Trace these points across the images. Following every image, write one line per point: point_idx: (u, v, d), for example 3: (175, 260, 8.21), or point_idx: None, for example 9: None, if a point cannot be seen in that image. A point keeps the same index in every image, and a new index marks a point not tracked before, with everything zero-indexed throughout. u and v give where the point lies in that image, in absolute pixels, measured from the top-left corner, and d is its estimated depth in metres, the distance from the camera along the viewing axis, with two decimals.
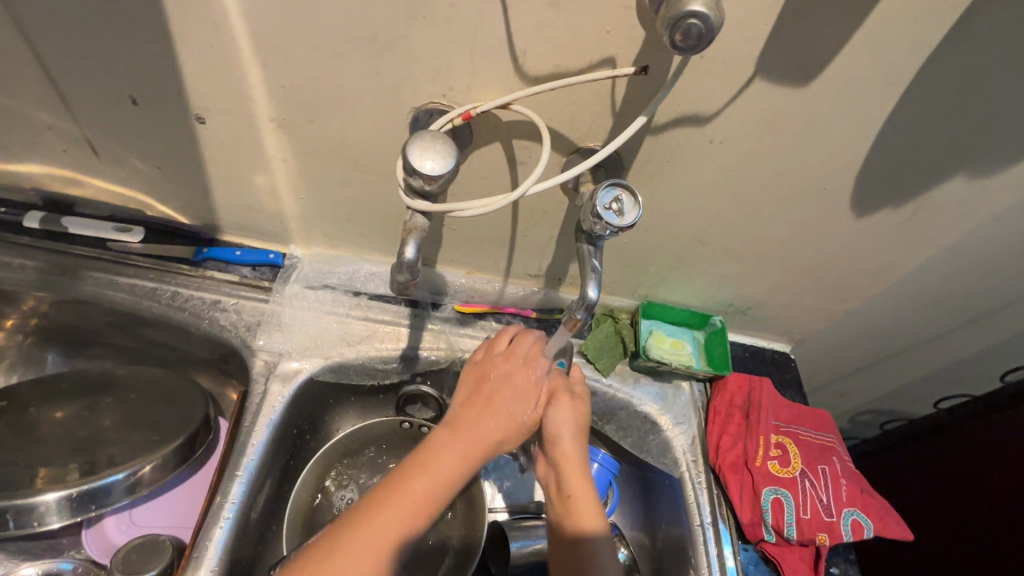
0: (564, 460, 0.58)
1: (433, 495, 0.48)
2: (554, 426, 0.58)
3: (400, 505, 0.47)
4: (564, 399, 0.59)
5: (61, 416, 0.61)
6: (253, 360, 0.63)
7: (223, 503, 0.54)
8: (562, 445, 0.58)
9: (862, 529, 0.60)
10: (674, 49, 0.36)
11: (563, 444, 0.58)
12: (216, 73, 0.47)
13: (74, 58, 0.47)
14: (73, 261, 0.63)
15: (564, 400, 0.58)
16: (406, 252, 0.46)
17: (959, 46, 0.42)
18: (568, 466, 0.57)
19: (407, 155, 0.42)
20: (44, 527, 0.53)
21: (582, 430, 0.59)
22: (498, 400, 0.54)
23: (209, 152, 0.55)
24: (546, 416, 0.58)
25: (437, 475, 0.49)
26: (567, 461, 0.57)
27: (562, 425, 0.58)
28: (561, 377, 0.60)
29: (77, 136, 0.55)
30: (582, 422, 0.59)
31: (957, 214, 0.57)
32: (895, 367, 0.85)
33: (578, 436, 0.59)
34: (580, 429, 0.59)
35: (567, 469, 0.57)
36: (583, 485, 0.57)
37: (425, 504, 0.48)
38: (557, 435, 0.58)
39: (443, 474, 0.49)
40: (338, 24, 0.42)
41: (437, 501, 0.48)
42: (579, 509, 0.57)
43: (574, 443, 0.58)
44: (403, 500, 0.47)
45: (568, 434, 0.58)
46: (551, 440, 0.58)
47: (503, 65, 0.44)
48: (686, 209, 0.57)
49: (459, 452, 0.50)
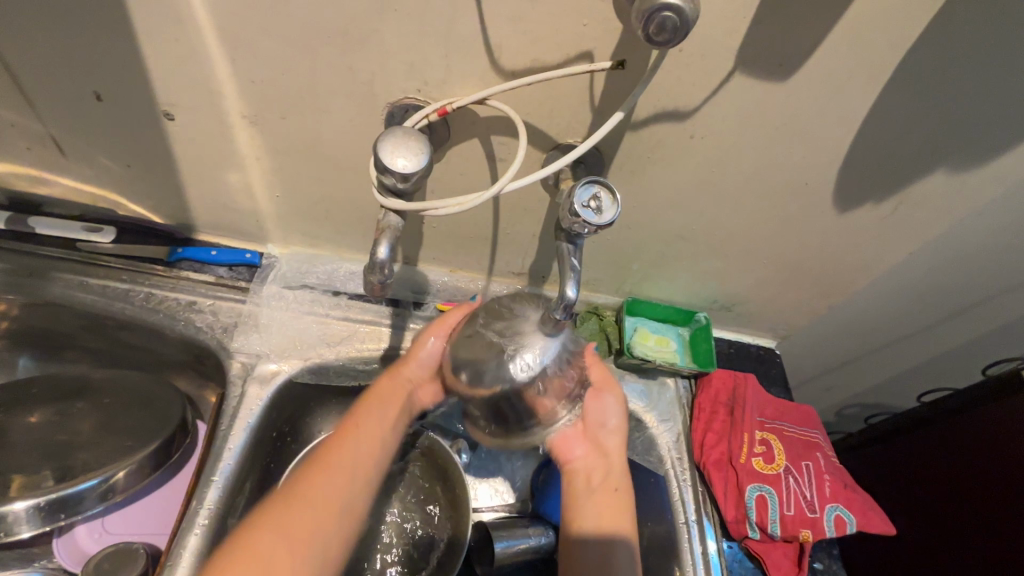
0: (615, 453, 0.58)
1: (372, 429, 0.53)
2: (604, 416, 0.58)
3: (355, 438, 0.52)
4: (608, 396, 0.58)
5: (32, 421, 0.59)
6: (230, 362, 0.61)
7: (199, 509, 0.53)
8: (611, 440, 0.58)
9: (845, 524, 0.60)
10: (649, 42, 0.35)
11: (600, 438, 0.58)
12: (182, 68, 0.45)
13: (35, 53, 0.45)
14: (42, 262, 0.61)
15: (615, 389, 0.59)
16: (380, 252, 0.45)
17: (938, 41, 0.42)
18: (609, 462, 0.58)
19: (378, 152, 0.41)
20: (12, 537, 0.51)
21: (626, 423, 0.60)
22: (394, 374, 0.57)
23: (179, 149, 0.53)
24: (596, 407, 0.58)
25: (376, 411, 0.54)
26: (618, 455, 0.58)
27: (615, 418, 0.58)
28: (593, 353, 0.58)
29: (42, 133, 0.53)
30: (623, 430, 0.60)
31: (937, 209, 0.57)
32: (879, 361, 0.85)
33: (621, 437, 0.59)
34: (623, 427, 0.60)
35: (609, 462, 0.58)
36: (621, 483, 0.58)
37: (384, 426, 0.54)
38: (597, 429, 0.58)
39: (382, 409, 0.55)
40: (307, 17, 0.41)
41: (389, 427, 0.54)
42: (615, 498, 0.57)
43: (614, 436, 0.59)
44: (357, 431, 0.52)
45: (615, 428, 0.59)
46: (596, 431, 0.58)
47: (478, 59, 0.43)
48: (668, 205, 0.57)
49: (390, 401, 0.55)
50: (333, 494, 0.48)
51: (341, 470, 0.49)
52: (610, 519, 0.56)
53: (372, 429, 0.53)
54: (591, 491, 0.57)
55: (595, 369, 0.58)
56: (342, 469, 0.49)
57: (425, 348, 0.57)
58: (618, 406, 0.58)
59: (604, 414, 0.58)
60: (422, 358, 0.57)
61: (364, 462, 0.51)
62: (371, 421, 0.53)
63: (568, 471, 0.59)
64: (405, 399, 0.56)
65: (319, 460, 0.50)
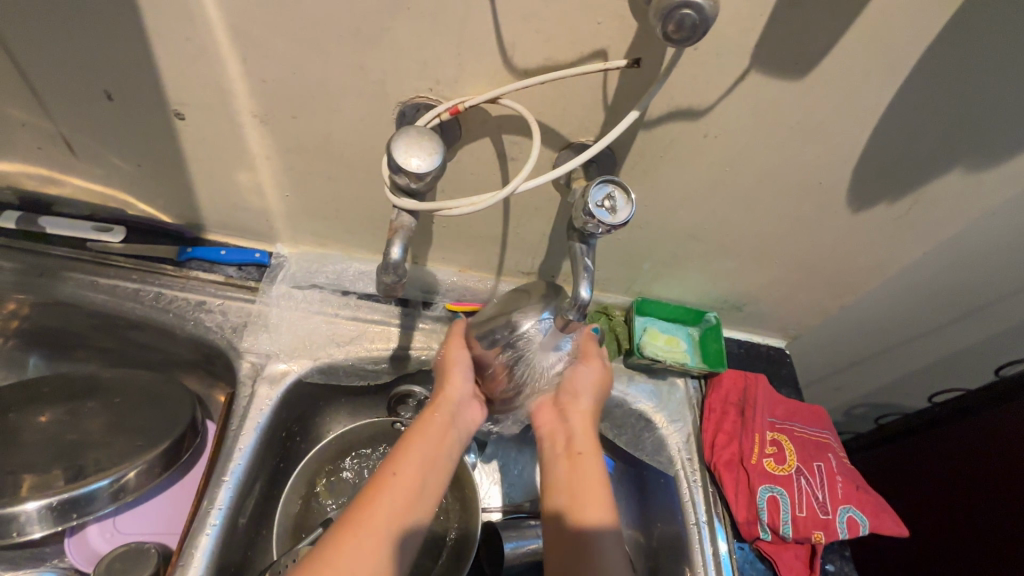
0: (578, 416, 0.58)
1: (423, 457, 0.52)
2: (578, 384, 0.58)
3: (398, 493, 0.48)
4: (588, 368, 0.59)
5: (43, 420, 0.59)
6: (240, 361, 0.61)
7: (209, 509, 0.53)
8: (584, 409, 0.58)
9: (857, 526, 0.59)
10: (667, 40, 0.35)
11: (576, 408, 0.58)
12: (193, 67, 0.45)
13: (46, 52, 0.45)
14: (52, 262, 0.61)
15: (595, 360, 0.59)
16: (393, 252, 0.45)
17: (958, 38, 0.41)
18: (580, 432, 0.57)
19: (392, 152, 0.40)
20: (24, 537, 0.52)
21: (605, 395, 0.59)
22: (438, 397, 0.56)
23: (190, 148, 0.53)
24: (574, 372, 0.58)
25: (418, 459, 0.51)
26: (582, 418, 0.58)
27: (589, 383, 0.58)
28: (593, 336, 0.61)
29: (53, 132, 0.53)
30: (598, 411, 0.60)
31: (953, 209, 0.56)
32: (890, 361, 0.85)
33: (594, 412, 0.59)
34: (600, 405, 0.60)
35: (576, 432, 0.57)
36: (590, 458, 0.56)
37: (435, 453, 0.53)
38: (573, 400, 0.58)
39: (431, 436, 0.53)
40: (319, 16, 0.41)
41: (440, 452, 0.53)
42: (584, 470, 0.55)
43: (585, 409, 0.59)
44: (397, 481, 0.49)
45: (588, 395, 0.58)
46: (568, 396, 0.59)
47: (491, 58, 0.42)
48: (680, 205, 0.56)
49: (437, 425, 0.54)
50: (388, 528, 0.46)
51: (394, 503, 0.48)
52: (581, 507, 0.53)
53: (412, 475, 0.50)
54: (558, 457, 0.57)
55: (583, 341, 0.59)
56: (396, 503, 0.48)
57: (456, 364, 0.57)
58: (593, 373, 0.58)
59: (582, 382, 0.58)
60: (459, 377, 0.57)
61: (404, 517, 0.48)
62: (412, 469, 0.50)
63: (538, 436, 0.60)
64: (453, 418, 0.56)
65: (374, 493, 0.48)
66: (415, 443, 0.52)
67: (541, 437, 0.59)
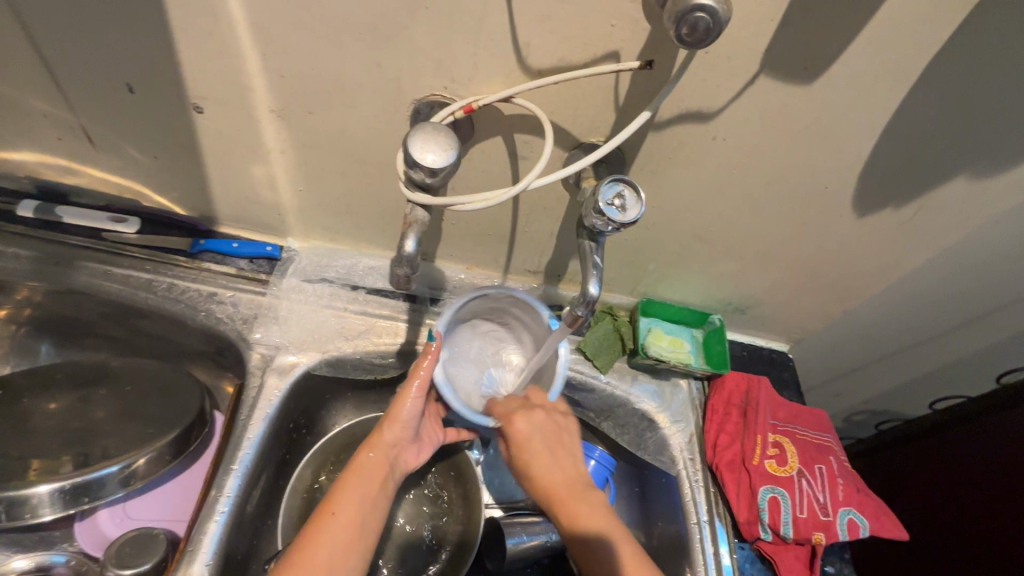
0: (543, 434, 0.57)
1: (363, 491, 0.52)
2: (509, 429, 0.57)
3: (337, 526, 0.49)
4: (522, 417, 0.57)
5: (53, 407, 0.60)
6: (249, 353, 0.62)
7: (218, 497, 0.54)
8: (531, 453, 0.56)
9: (857, 528, 0.60)
10: (680, 42, 0.35)
11: (534, 446, 0.56)
12: (213, 61, 0.46)
13: (71, 45, 0.46)
14: (68, 251, 0.62)
15: (536, 413, 0.57)
16: (407, 245, 0.46)
17: (965, 47, 0.42)
18: (527, 449, 0.56)
19: (408, 148, 0.41)
20: (36, 519, 0.52)
21: (548, 426, 0.57)
22: (375, 436, 0.56)
23: (206, 141, 0.54)
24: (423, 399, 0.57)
25: (354, 497, 0.51)
26: (556, 447, 0.57)
27: (533, 433, 0.56)
28: (436, 347, 0.54)
29: (73, 124, 0.54)
30: (550, 422, 0.58)
31: (957, 215, 0.57)
32: (893, 367, 0.85)
33: (542, 419, 0.57)
34: (555, 412, 0.59)
35: (519, 449, 0.56)
36: (550, 464, 0.56)
37: (374, 492, 0.53)
38: (523, 441, 0.56)
39: (366, 485, 0.53)
40: (338, 13, 0.41)
41: (378, 490, 0.53)
42: (581, 494, 0.55)
43: (529, 420, 0.57)
44: (333, 520, 0.49)
45: (535, 441, 0.56)
46: (518, 446, 0.56)
47: (505, 58, 0.43)
48: (686, 206, 0.57)
49: (373, 471, 0.54)
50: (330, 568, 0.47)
51: (332, 546, 0.48)
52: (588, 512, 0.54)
53: (349, 512, 0.50)
54: (538, 464, 0.56)
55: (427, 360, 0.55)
56: (335, 546, 0.48)
57: (403, 408, 0.56)
58: (536, 424, 0.57)
59: (532, 429, 0.57)
60: (404, 421, 0.56)
61: (347, 550, 0.49)
62: (348, 503, 0.51)
63: (528, 457, 0.56)
64: (392, 458, 0.56)
65: (308, 546, 0.48)
66: (347, 489, 0.52)
67: (525, 450, 0.56)
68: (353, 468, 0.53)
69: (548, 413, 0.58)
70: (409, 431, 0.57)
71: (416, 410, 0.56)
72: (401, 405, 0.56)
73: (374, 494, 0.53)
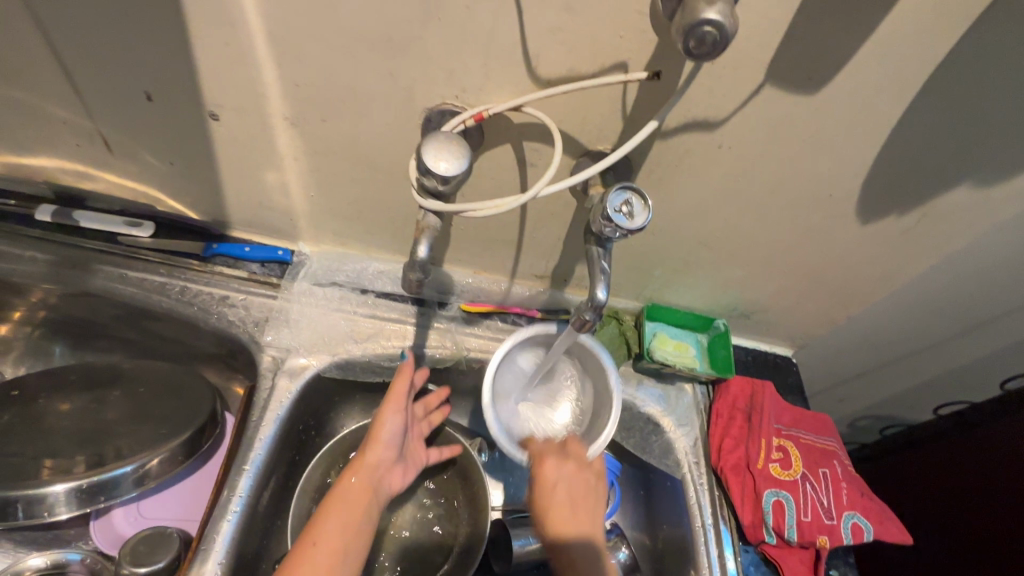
0: (570, 483, 0.57)
1: (346, 515, 0.54)
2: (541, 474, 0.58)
3: (320, 549, 0.50)
4: (552, 465, 0.58)
5: (68, 408, 0.61)
6: (261, 355, 0.63)
7: (230, 497, 0.55)
8: (555, 502, 0.56)
9: (862, 532, 0.60)
10: (687, 54, 0.36)
11: (558, 497, 0.56)
12: (229, 70, 0.47)
13: (92, 54, 0.48)
14: (84, 254, 0.63)
15: (569, 464, 0.58)
16: (420, 251, 0.47)
17: (968, 57, 0.43)
18: (551, 496, 0.56)
19: (421, 156, 0.42)
20: (52, 517, 0.53)
21: (576, 478, 0.58)
22: (357, 461, 0.58)
23: (221, 148, 0.55)
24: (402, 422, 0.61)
25: (336, 521, 0.53)
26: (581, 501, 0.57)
27: (560, 481, 0.57)
28: (408, 369, 0.60)
29: (91, 130, 0.56)
30: (581, 476, 0.58)
31: (961, 222, 0.58)
32: (897, 373, 0.86)
33: (572, 470, 0.58)
34: (590, 467, 0.59)
35: (543, 492, 0.57)
36: (570, 517, 0.56)
37: (357, 514, 0.54)
38: (548, 488, 0.57)
39: (350, 505, 0.54)
40: (353, 24, 0.43)
41: (361, 514, 0.55)
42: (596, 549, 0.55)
43: (558, 467, 0.58)
44: (313, 544, 0.50)
45: (561, 492, 0.57)
46: (542, 492, 0.57)
47: (516, 68, 0.44)
48: (692, 213, 0.58)
49: (358, 489, 0.56)
50: None
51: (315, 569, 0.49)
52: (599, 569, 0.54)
53: (331, 537, 0.51)
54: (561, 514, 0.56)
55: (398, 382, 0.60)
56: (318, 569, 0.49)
57: (383, 429, 0.59)
58: (566, 474, 0.58)
59: (560, 478, 0.57)
60: (386, 441, 0.59)
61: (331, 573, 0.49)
62: (330, 528, 0.52)
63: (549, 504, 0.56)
64: (374, 481, 0.58)
65: (291, 568, 0.48)
66: (329, 515, 0.53)
67: (547, 497, 0.57)
68: (336, 494, 0.55)
69: (581, 467, 0.59)
70: (389, 453, 0.59)
71: (394, 433, 0.60)
72: (379, 430, 0.59)
73: (357, 517, 0.54)
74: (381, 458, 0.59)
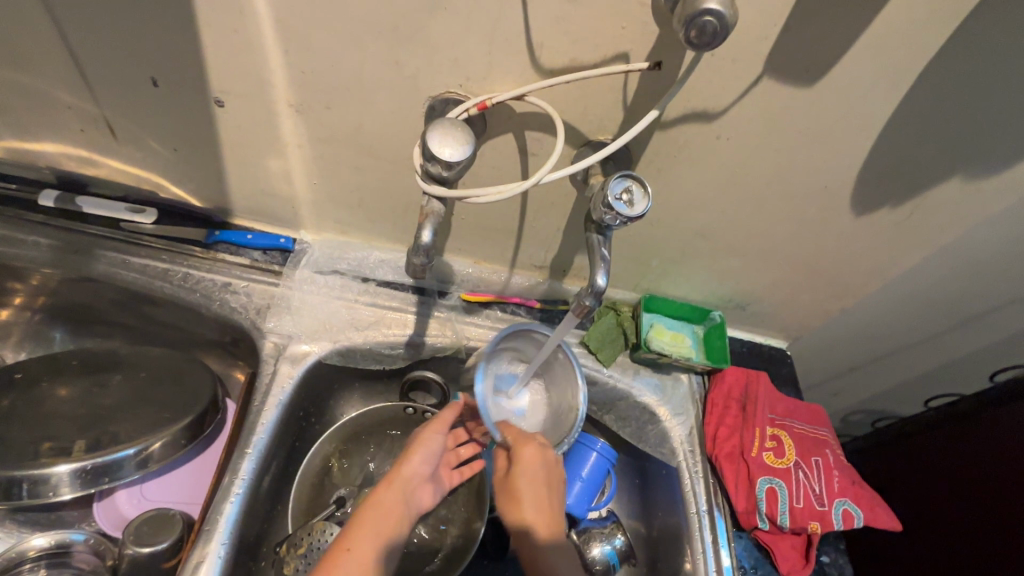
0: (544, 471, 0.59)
1: (379, 527, 0.54)
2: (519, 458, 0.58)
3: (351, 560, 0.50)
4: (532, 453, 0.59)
5: (69, 392, 0.61)
6: (263, 341, 0.64)
7: (232, 480, 0.56)
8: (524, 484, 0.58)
9: (852, 518, 0.61)
10: (688, 45, 0.37)
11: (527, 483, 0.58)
12: (237, 57, 0.48)
13: (99, 40, 0.48)
14: (87, 240, 0.63)
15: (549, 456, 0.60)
16: (423, 236, 0.48)
17: (960, 52, 0.44)
18: (525, 476, 0.58)
19: (427, 142, 0.43)
20: (57, 497, 0.55)
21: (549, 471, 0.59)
22: (395, 473, 0.58)
23: (226, 136, 0.56)
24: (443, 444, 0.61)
25: (367, 534, 0.53)
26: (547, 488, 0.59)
27: (535, 470, 0.58)
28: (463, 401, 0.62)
29: (96, 116, 0.56)
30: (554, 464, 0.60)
31: (952, 215, 0.59)
32: (888, 366, 0.87)
33: (550, 459, 0.59)
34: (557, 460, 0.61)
35: (520, 476, 0.58)
36: (536, 499, 0.58)
37: (390, 527, 0.54)
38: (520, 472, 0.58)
39: (385, 514, 0.55)
40: (360, 11, 0.43)
41: (394, 527, 0.55)
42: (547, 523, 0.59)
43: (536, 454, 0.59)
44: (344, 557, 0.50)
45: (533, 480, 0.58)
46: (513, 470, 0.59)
47: (520, 58, 0.45)
48: (689, 204, 0.59)
49: (392, 500, 0.56)
50: None
51: None
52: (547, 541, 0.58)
53: (363, 549, 0.51)
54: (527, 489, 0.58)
55: (449, 411, 0.62)
56: None
57: (425, 447, 0.60)
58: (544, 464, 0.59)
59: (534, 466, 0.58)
60: (424, 457, 0.60)
61: None
62: (362, 539, 0.52)
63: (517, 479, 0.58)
64: (408, 494, 0.58)
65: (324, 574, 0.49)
66: (364, 528, 0.53)
67: (516, 477, 0.58)
68: (367, 507, 0.55)
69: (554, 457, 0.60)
70: (427, 470, 0.60)
71: (434, 452, 0.60)
72: (421, 446, 0.60)
73: (387, 530, 0.54)
74: (418, 473, 0.59)
